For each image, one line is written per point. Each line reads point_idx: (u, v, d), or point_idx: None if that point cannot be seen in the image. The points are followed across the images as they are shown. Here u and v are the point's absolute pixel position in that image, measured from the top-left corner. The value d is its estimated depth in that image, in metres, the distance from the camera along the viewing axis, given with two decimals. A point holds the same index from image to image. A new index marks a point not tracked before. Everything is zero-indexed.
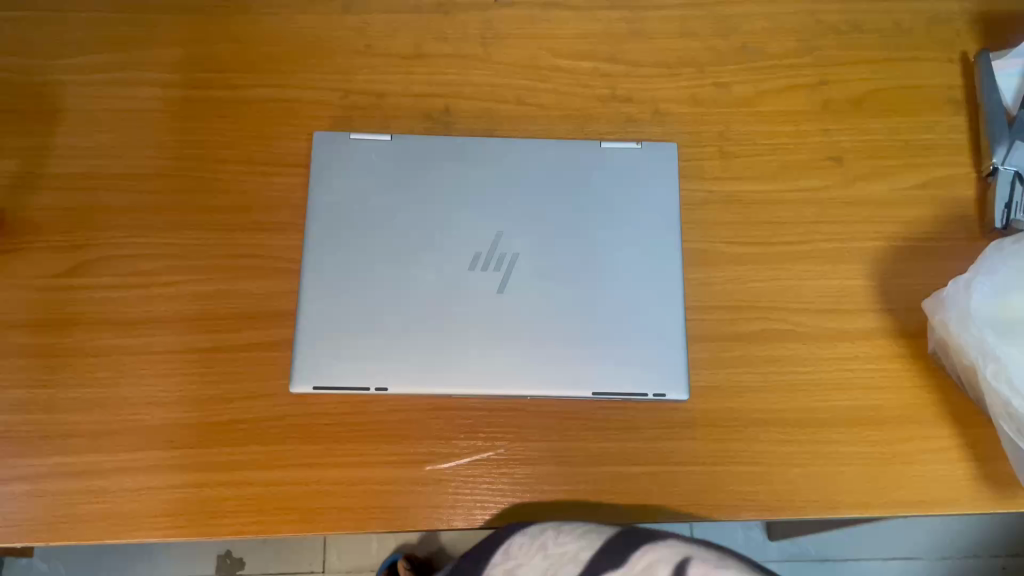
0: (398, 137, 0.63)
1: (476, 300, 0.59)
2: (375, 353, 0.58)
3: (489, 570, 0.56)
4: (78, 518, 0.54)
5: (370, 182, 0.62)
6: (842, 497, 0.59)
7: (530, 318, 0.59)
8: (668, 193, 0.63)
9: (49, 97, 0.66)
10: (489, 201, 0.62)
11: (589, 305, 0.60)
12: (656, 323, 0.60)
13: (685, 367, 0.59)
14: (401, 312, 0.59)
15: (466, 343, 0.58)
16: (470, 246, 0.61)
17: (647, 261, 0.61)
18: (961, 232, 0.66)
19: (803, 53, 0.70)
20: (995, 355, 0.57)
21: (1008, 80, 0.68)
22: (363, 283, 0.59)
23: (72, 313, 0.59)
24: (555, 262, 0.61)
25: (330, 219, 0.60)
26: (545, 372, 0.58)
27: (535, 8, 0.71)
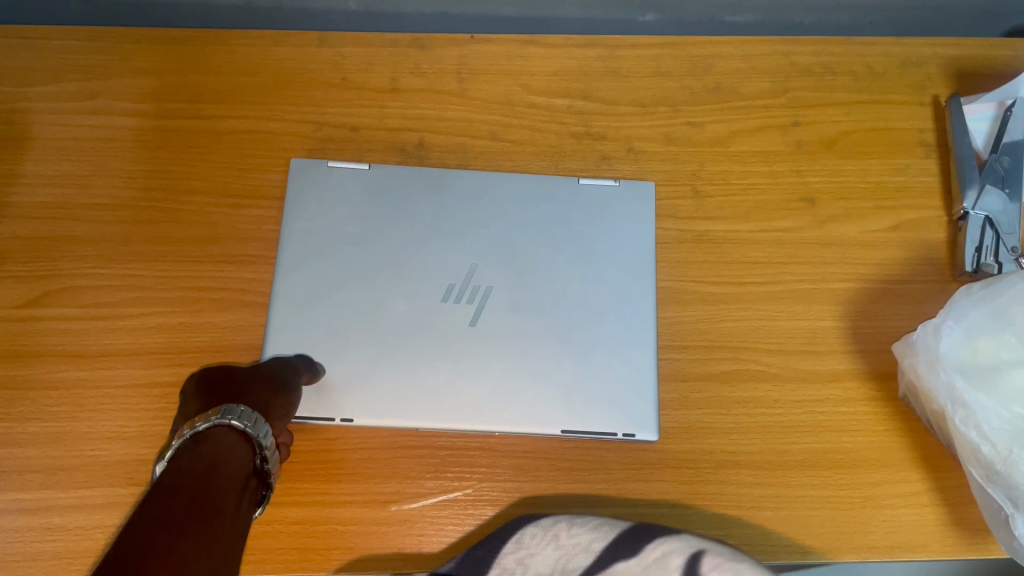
0: (376, 167, 0.63)
1: (447, 333, 0.59)
2: (342, 384, 0.58)
3: (500, 560, 0.54)
4: (30, 556, 0.53)
5: (346, 211, 0.62)
6: (815, 542, 0.57)
7: (501, 353, 0.59)
8: (642, 229, 0.63)
9: (23, 127, 0.66)
10: (465, 233, 0.62)
11: (561, 340, 0.59)
12: (630, 358, 0.59)
13: (656, 406, 0.59)
14: (370, 344, 0.58)
15: (434, 376, 0.58)
16: (442, 278, 0.60)
17: (622, 296, 0.61)
18: (932, 275, 0.66)
19: (776, 94, 0.72)
20: (964, 402, 0.55)
21: (979, 124, 0.69)
22: (333, 314, 0.59)
23: (37, 345, 0.59)
24: (529, 295, 0.60)
25: (303, 248, 0.60)
26: (513, 409, 0.58)
27: (511, 44, 0.72)
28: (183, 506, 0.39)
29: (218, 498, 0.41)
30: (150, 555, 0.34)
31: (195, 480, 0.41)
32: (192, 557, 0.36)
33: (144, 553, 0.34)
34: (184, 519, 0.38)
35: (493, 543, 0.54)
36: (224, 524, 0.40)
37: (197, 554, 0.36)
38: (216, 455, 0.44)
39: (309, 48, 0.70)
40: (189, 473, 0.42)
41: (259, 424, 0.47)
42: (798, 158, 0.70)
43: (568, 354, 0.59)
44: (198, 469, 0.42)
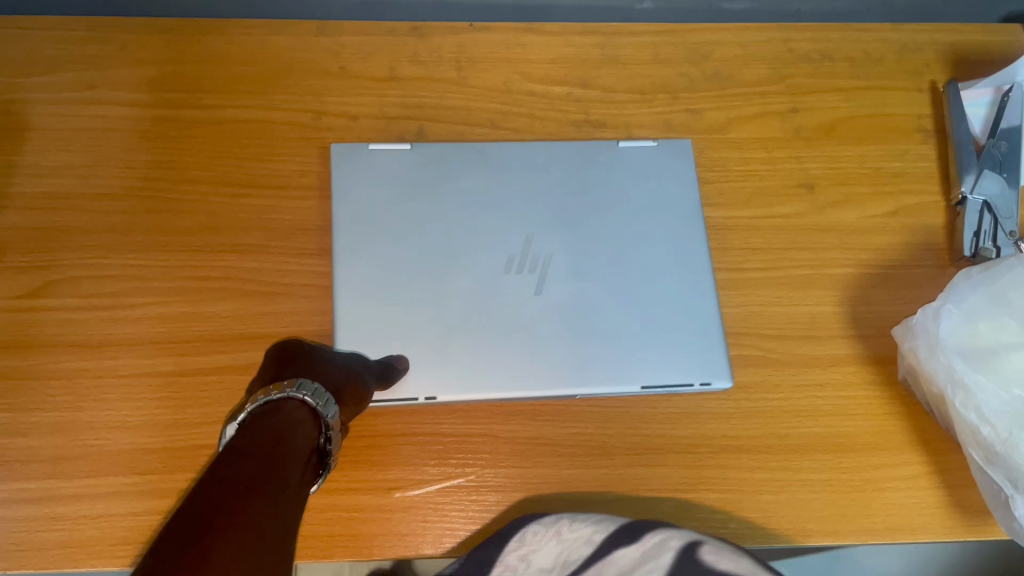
0: (416, 146, 0.64)
1: (516, 300, 0.60)
2: (421, 360, 0.58)
3: (501, 558, 0.54)
4: (34, 545, 0.53)
5: (395, 191, 0.62)
6: (815, 525, 0.57)
7: (572, 313, 0.60)
8: (678, 185, 0.65)
9: (21, 118, 0.66)
10: (515, 203, 0.63)
11: (627, 302, 0.60)
12: (692, 316, 0.61)
13: (727, 356, 0.60)
14: (443, 318, 0.59)
15: (511, 342, 0.59)
16: (501, 250, 0.61)
17: (679, 257, 0.62)
18: (931, 259, 0.67)
19: (775, 81, 0.72)
20: (963, 383, 0.56)
21: (976, 110, 0.70)
22: (399, 294, 0.59)
23: (37, 336, 0.59)
24: (587, 260, 0.61)
25: (357, 229, 0.61)
26: (592, 368, 0.59)
27: (510, 33, 0.72)
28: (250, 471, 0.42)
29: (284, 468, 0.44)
30: (218, 514, 0.38)
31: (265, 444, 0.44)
32: (259, 522, 0.39)
33: (213, 512, 0.38)
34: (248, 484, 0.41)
35: (495, 542, 0.54)
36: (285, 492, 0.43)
37: (263, 518, 0.40)
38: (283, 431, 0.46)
39: (306, 38, 0.71)
40: (259, 441, 0.45)
41: (328, 405, 0.50)
42: (796, 144, 0.70)
43: (636, 314, 0.60)
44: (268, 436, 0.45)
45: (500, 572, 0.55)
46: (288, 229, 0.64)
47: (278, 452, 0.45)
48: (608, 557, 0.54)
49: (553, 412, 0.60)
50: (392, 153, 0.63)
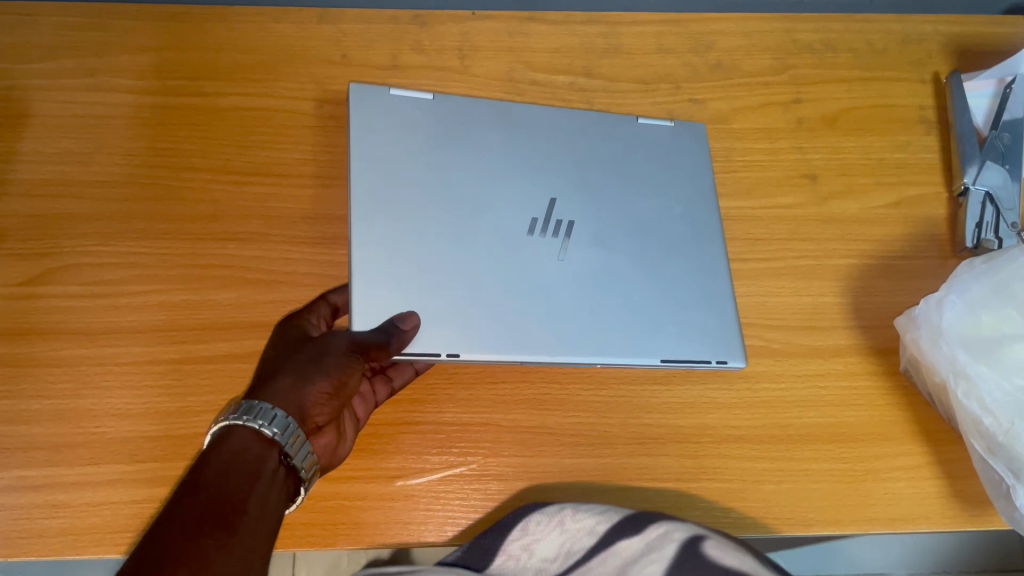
0: (439, 98, 0.61)
1: (538, 264, 0.57)
2: (438, 317, 0.54)
3: (505, 545, 0.55)
4: (34, 532, 0.52)
5: (415, 138, 0.59)
6: (818, 514, 0.57)
7: (596, 282, 0.57)
8: (686, 163, 0.64)
9: (21, 104, 0.66)
10: (539, 167, 0.60)
11: (651, 275, 0.58)
12: (711, 294, 0.59)
13: (739, 334, 0.58)
14: (462, 275, 0.55)
15: (531, 307, 0.56)
16: (525, 211, 0.58)
17: (699, 236, 0.61)
18: (933, 251, 0.67)
19: (778, 71, 0.73)
20: (966, 373, 0.56)
21: (979, 101, 0.70)
22: (415, 245, 0.55)
23: (38, 323, 0.58)
24: (611, 230, 0.59)
25: (377, 171, 0.57)
26: (615, 340, 0.56)
27: (512, 22, 0.73)
28: (207, 506, 0.42)
29: (243, 498, 0.43)
30: (170, 554, 0.38)
31: (218, 480, 0.43)
32: (211, 560, 0.39)
33: (165, 552, 0.38)
34: (204, 521, 0.41)
35: (498, 531, 0.55)
36: (245, 523, 0.42)
37: (217, 556, 0.40)
38: (238, 464, 0.45)
39: (309, 26, 0.71)
40: (215, 473, 0.44)
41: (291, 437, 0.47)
42: (799, 134, 0.70)
43: (660, 289, 0.58)
44: (225, 469, 0.44)
45: (502, 560, 0.55)
46: (290, 217, 0.64)
47: (240, 482, 0.44)
48: (612, 549, 0.54)
49: (555, 401, 0.60)
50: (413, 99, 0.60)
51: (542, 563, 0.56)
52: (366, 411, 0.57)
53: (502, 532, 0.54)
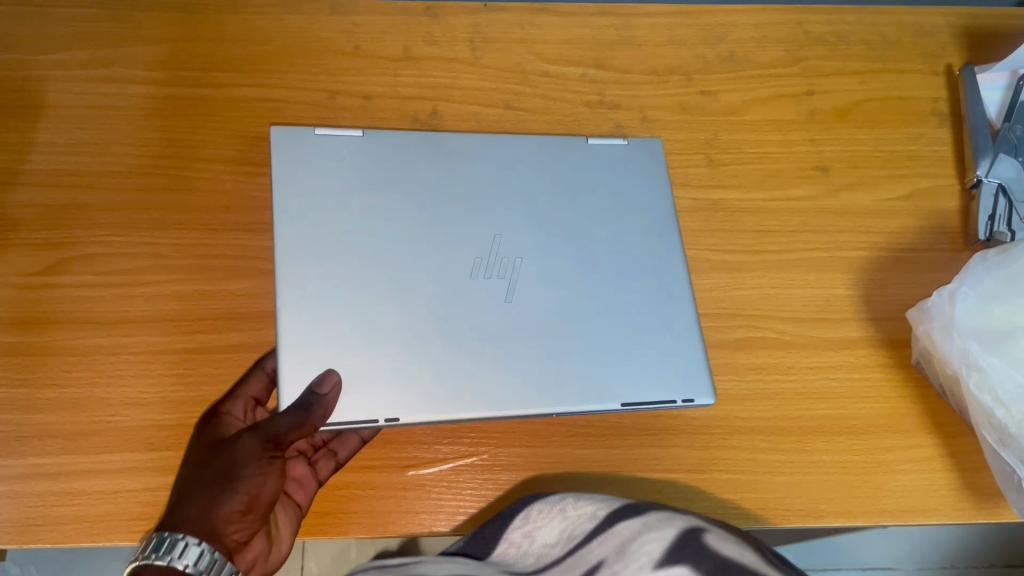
0: (368, 134, 0.60)
1: (483, 309, 0.55)
2: (378, 375, 0.53)
3: (507, 535, 0.55)
4: (50, 520, 0.53)
5: (345, 182, 0.57)
6: (828, 506, 0.57)
7: (547, 323, 0.56)
8: (645, 179, 0.63)
9: (36, 95, 0.66)
10: (481, 203, 0.59)
11: (606, 310, 0.57)
12: (672, 329, 0.57)
13: (711, 377, 0.57)
14: (401, 329, 0.54)
15: (478, 356, 0.54)
16: (467, 253, 0.57)
17: (660, 264, 0.59)
18: (945, 243, 0.67)
19: (790, 63, 0.73)
20: (979, 365, 0.56)
21: (992, 94, 0.70)
22: (347, 300, 0.54)
23: (53, 312, 0.59)
24: (560, 263, 0.58)
25: (303, 225, 0.55)
26: (568, 386, 0.55)
27: (524, 13, 0.73)
28: None
29: None
30: None
31: None
32: None
33: None
34: None
35: (500, 521, 0.55)
36: None
37: None
38: None
39: (321, 17, 0.71)
40: None
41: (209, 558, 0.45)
42: (812, 126, 0.70)
43: (615, 325, 0.57)
44: None
45: (505, 548, 0.55)
46: None
47: None
48: (610, 531, 0.52)
49: None
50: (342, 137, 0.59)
51: (543, 548, 0.56)
52: (308, 496, 0.55)
53: (503, 522, 0.55)
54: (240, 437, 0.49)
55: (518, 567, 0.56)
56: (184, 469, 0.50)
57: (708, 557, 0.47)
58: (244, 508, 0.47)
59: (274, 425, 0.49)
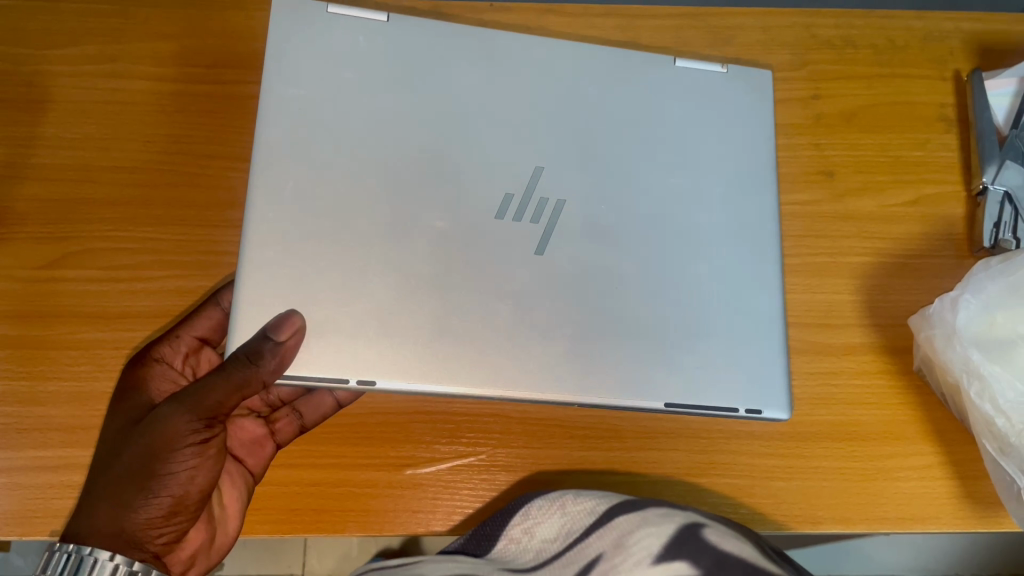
0: (397, 28, 0.56)
1: (509, 258, 0.53)
2: (377, 325, 0.50)
3: (506, 531, 0.54)
4: (53, 512, 0.53)
5: (367, 96, 0.54)
6: (826, 512, 0.57)
7: (587, 289, 0.53)
8: (734, 116, 0.59)
9: (43, 89, 0.66)
10: (525, 129, 0.56)
11: (655, 279, 0.54)
12: (733, 310, 0.54)
13: (787, 387, 0.55)
14: (405, 271, 0.51)
15: (496, 317, 0.52)
16: (498, 189, 0.54)
17: (731, 238, 0.56)
18: (949, 250, 0.66)
19: (798, 66, 0.73)
20: (980, 374, 0.56)
21: (999, 100, 0.70)
22: (344, 229, 0.51)
23: (56, 306, 0.59)
24: (606, 215, 0.55)
25: (307, 138, 0.53)
26: (600, 365, 0.52)
27: (531, 14, 0.73)
28: None
29: None
30: None
31: None
32: None
33: None
34: None
35: (501, 518, 0.55)
36: None
37: None
38: None
39: None
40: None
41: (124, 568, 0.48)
42: (819, 130, 0.70)
43: (653, 294, 0.54)
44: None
45: (504, 545, 0.54)
46: None
47: None
48: (610, 524, 0.52)
49: None
50: (378, 42, 0.56)
51: (542, 544, 0.54)
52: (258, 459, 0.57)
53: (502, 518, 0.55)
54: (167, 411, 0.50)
55: (516, 564, 0.54)
56: (105, 441, 0.52)
57: (704, 554, 0.50)
58: (164, 510, 0.50)
59: (201, 404, 0.49)
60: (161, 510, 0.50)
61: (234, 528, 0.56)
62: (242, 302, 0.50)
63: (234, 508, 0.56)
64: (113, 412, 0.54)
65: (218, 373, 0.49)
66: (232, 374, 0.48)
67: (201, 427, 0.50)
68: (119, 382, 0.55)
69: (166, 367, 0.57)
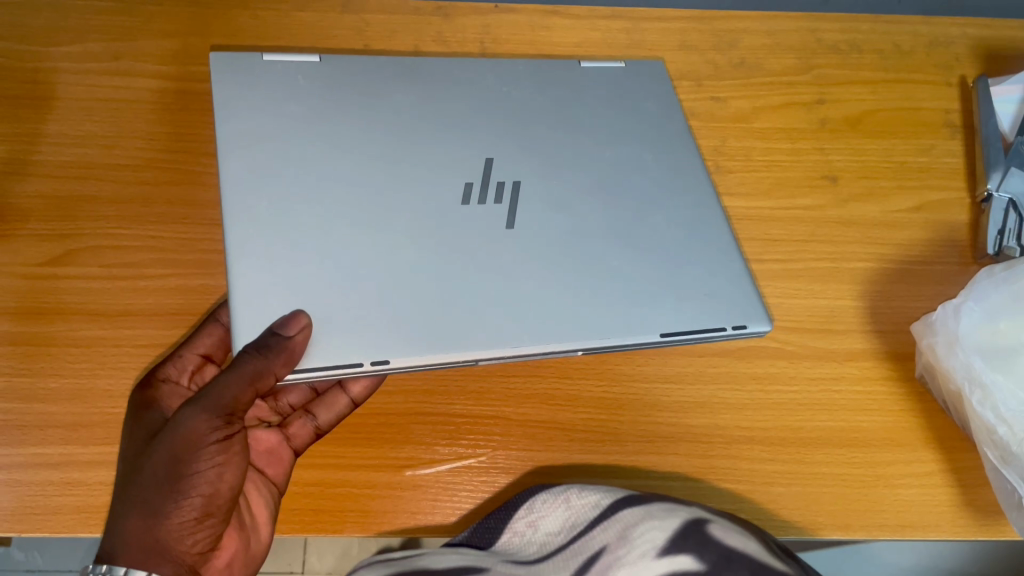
0: (325, 62, 0.60)
1: (483, 233, 0.52)
2: (362, 298, 0.49)
3: (511, 526, 0.55)
4: (50, 509, 0.52)
5: (313, 116, 0.56)
6: (826, 519, 0.56)
7: (563, 245, 0.53)
8: (652, 102, 0.62)
9: (47, 86, 0.67)
10: (469, 128, 0.57)
11: (626, 233, 0.54)
12: (705, 245, 0.55)
13: (759, 297, 0.54)
14: (379, 250, 0.50)
15: (481, 282, 0.51)
16: (457, 177, 0.54)
17: (677, 185, 0.57)
18: (953, 257, 0.66)
19: (803, 71, 0.74)
20: (982, 382, 0.55)
21: (1005, 106, 0.70)
22: (318, 222, 0.51)
23: (57, 302, 0.59)
24: (560, 185, 0.55)
25: (263, 153, 0.53)
26: (593, 313, 0.51)
27: (535, 15, 0.74)
28: None
29: None
30: None
31: None
32: None
33: None
34: None
35: (502, 511, 0.55)
36: None
37: None
38: None
39: (332, 14, 0.72)
40: None
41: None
42: (821, 135, 0.71)
43: (623, 243, 0.54)
44: None
45: (507, 539, 0.55)
46: None
47: None
48: (613, 518, 0.53)
49: (566, 397, 0.60)
50: (309, 76, 0.59)
51: (546, 538, 0.55)
52: (280, 472, 0.56)
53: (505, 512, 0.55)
54: (184, 413, 0.47)
55: (519, 557, 0.54)
56: (126, 457, 0.50)
57: (710, 547, 0.49)
58: (197, 512, 0.48)
59: (218, 402, 0.47)
60: (193, 513, 0.48)
61: (267, 536, 0.56)
62: (235, 311, 0.48)
63: (263, 515, 0.56)
64: (128, 429, 0.52)
65: (230, 369, 0.46)
66: (243, 370, 0.45)
67: (222, 424, 0.48)
68: (128, 406, 0.54)
69: (174, 386, 0.56)
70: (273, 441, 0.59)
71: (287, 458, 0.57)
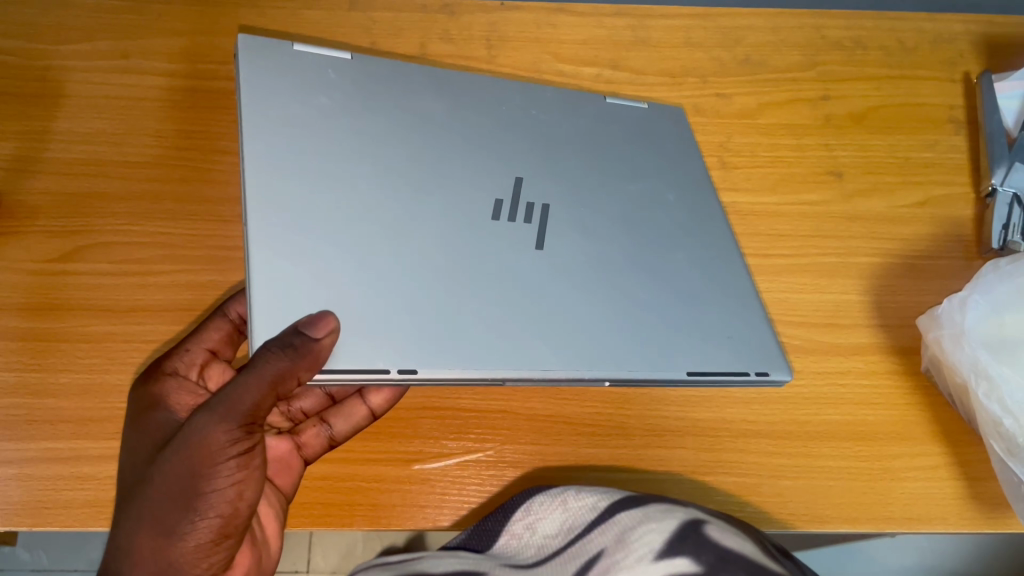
0: (356, 59, 0.59)
1: (512, 252, 0.52)
2: (386, 309, 0.47)
3: (508, 529, 0.55)
4: (62, 503, 0.52)
5: (344, 111, 0.54)
6: (833, 511, 0.56)
7: (588, 274, 0.52)
8: (668, 145, 0.63)
9: (57, 84, 0.67)
10: (498, 145, 0.57)
11: (649, 268, 0.54)
12: (724, 288, 0.55)
13: (778, 342, 0.54)
14: (409, 260, 0.49)
15: (507, 302, 0.50)
16: (487, 192, 0.54)
17: (694, 228, 0.58)
18: (958, 251, 0.66)
19: (807, 68, 0.74)
20: (988, 374, 0.56)
21: (1009, 102, 0.71)
22: (346, 220, 0.49)
23: (67, 298, 0.59)
24: (586, 213, 0.55)
25: (295, 140, 0.51)
26: (619, 345, 0.50)
27: (540, 13, 0.74)
28: None
29: None
30: None
31: None
32: None
33: None
34: None
35: (501, 513, 0.55)
36: None
37: None
38: None
39: (339, 12, 0.72)
40: None
41: None
42: (826, 131, 0.71)
43: (645, 281, 0.53)
44: None
45: (506, 541, 0.55)
46: None
47: None
48: (611, 520, 0.53)
49: (573, 392, 0.60)
50: (341, 71, 0.57)
51: (544, 541, 0.55)
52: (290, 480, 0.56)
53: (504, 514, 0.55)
54: (202, 422, 0.45)
55: (518, 559, 0.55)
56: (138, 463, 0.49)
57: (707, 548, 0.49)
58: (213, 533, 0.47)
59: (237, 410, 0.45)
60: (208, 535, 0.47)
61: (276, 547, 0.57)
62: (255, 300, 0.45)
63: (274, 527, 0.56)
64: (139, 429, 0.52)
65: (248, 374, 0.44)
66: (265, 370, 0.43)
67: (242, 434, 0.46)
68: (133, 399, 0.54)
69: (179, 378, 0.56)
70: (281, 449, 0.59)
71: (298, 467, 0.56)
